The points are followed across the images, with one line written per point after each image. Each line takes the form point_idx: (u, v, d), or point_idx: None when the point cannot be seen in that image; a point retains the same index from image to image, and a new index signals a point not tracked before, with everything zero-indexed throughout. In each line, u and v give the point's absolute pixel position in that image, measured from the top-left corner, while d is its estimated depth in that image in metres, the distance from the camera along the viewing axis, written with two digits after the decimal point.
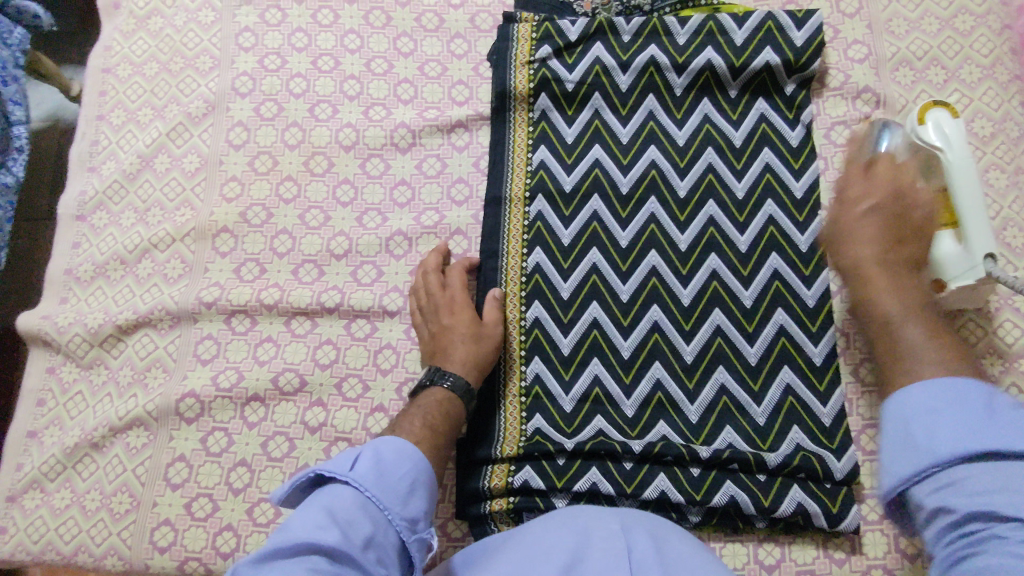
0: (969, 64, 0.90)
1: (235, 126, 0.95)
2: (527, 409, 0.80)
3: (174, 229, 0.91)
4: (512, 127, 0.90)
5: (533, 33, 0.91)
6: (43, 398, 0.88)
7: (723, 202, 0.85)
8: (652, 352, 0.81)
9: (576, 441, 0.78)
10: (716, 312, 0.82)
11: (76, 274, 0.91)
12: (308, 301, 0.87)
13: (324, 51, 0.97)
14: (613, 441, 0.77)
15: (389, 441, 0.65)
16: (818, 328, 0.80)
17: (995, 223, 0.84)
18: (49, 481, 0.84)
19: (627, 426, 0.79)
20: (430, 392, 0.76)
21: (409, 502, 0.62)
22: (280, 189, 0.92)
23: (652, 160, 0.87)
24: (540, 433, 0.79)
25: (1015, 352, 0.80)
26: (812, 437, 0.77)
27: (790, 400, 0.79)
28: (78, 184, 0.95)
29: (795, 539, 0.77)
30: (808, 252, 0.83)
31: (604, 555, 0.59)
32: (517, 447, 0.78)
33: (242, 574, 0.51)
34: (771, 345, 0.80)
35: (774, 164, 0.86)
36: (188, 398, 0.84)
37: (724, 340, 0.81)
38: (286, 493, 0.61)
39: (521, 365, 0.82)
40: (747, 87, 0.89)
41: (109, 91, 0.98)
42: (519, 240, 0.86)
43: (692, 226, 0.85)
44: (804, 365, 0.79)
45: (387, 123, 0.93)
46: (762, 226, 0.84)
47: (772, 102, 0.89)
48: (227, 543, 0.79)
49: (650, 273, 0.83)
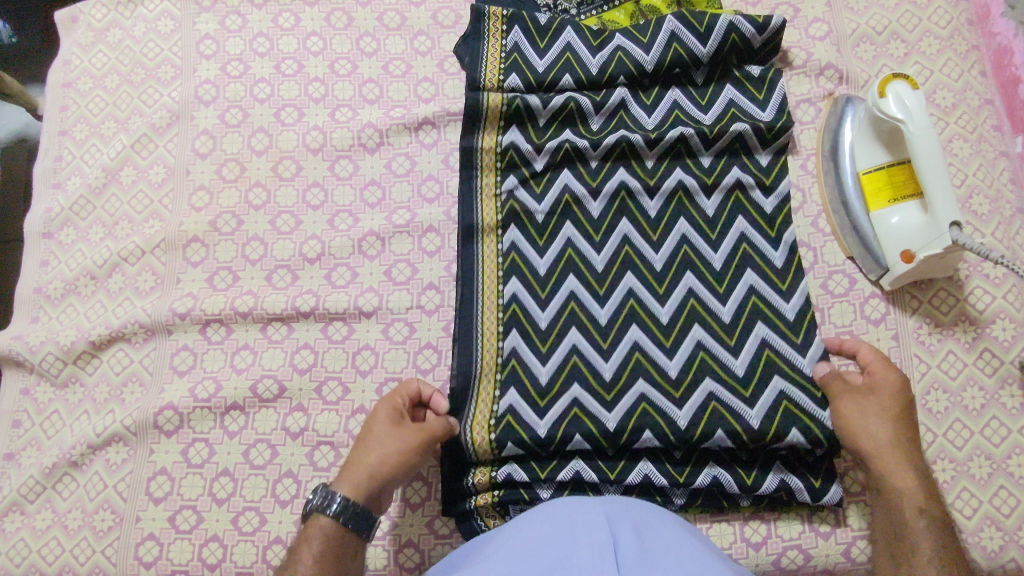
0: (928, 36, 0.91)
1: (200, 135, 0.94)
2: (501, 384, 0.78)
3: (144, 241, 0.90)
4: (485, 96, 0.87)
5: (503, 23, 0.91)
6: (19, 419, 0.86)
7: (691, 170, 0.86)
8: (628, 316, 0.80)
9: (548, 422, 0.76)
10: (688, 275, 0.82)
11: (45, 292, 0.90)
12: (283, 307, 0.86)
13: (286, 54, 0.96)
14: (588, 417, 0.76)
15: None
16: (789, 286, 0.81)
17: (962, 191, 0.85)
18: (29, 502, 0.83)
19: (603, 391, 0.77)
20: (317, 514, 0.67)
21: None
22: (250, 196, 0.91)
23: (625, 130, 0.87)
24: (512, 412, 0.77)
25: (986, 318, 0.81)
26: (795, 395, 0.76)
27: (767, 353, 0.78)
28: (45, 201, 0.94)
29: (780, 515, 0.77)
30: (772, 213, 0.84)
31: (590, 545, 0.57)
32: (489, 439, 0.76)
33: None
34: (744, 304, 0.80)
35: (744, 134, 0.85)
36: (166, 410, 0.83)
37: (698, 302, 0.81)
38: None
39: (498, 340, 0.80)
40: (712, 77, 0.90)
41: (71, 105, 0.97)
42: (493, 219, 0.85)
43: (662, 194, 0.85)
44: (776, 320, 0.79)
45: (354, 124, 0.93)
46: (728, 188, 0.85)
47: (741, 87, 0.89)
48: (214, 554, 0.78)
49: (622, 243, 0.84)
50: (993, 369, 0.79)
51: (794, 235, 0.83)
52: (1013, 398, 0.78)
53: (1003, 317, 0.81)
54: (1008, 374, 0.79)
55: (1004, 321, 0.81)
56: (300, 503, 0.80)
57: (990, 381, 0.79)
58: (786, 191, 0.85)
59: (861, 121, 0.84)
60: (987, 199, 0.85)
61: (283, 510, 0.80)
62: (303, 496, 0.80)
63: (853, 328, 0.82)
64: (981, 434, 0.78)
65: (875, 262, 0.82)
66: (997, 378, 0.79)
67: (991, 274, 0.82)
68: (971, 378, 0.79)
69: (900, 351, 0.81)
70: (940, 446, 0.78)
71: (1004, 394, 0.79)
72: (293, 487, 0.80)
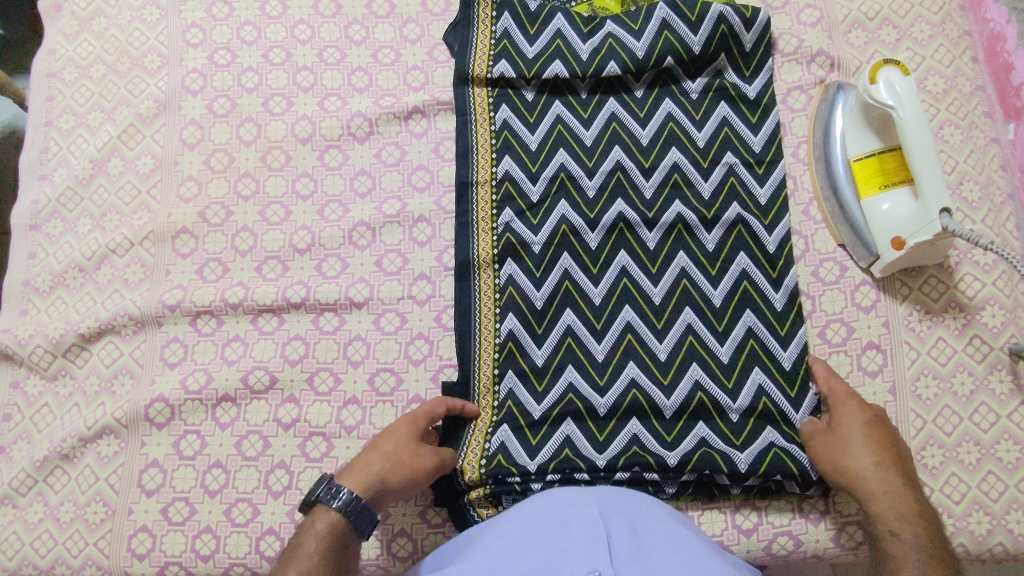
0: (919, 23, 0.91)
1: (188, 125, 0.93)
2: (495, 423, 0.79)
3: (133, 233, 0.89)
4: (474, 128, 0.89)
5: (493, 10, 0.92)
6: (9, 412, 0.86)
7: (690, 201, 0.84)
8: (626, 352, 0.80)
9: (539, 461, 0.77)
10: (686, 312, 0.81)
11: (34, 285, 0.89)
12: (273, 298, 0.86)
13: (274, 43, 0.95)
14: (581, 454, 0.77)
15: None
16: (788, 328, 0.80)
17: (952, 178, 0.85)
18: (21, 496, 0.83)
19: (596, 431, 0.78)
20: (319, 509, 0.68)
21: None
22: (239, 186, 0.91)
23: (618, 160, 0.86)
24: (505, 449, 0.78)
25: (976, 305, 0.81)
26: (785, 436, 0.77)
27: (763, 401, 0.78)
28: (31, 193, 0.93)
29: (771, 503, 0.78)
30: (774, 252, 0.83)
31: (583, 538, 0.56)
32: (479, 471, 0.77)
33: None
34: (740, 346, 0.80)
35: (737, 166, 0.86)
36: (157, 402, 0.83)
37: (695, 338, 0.80)
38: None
39: (495, 379, 0.80)
40: (708, 86, 0.89)
41: (56, 95, 0.96)
42: (490, 253, 0.84)
43: (661, 223, 0.84)
44: (772, 365, 0.79)
45: (343, 113, 0.92)
46: (730, 224, 0.84)
47: (735, 107, 0.88)
48: (207, 546, 0.79)
49: (621, 275, 0.83)
50: (982, 355, 0.80)
51: (795, 279, 0.82)
52: (1001, 383, 0.79)
53: (993, 304, 0.81)
54: (996, 360, 0.79)
55: (994, 308, 0.81)
56: (293, 494, 0.80)
57: (979, 367, 0.80)
58: (786, 232, 0.84)
59: (851, 109, 0.84)
60: (977, 186, 0.85)
61: (276, 502, 0.80)
62: (296, 487, 0.80)
63: (844, 316, 0.82)
64: (970, 420, 0.78)
65: (867, 250, 0.82)
66: (985, 364, 0.80)
67: (980, 260, 0.82)
68: (961, 365, 0.80)
69: (889, 338, 0.81)
70: (929, 432, 0.78)
71: (993, 380, 0.79)
72: (286, 478, 0.80)
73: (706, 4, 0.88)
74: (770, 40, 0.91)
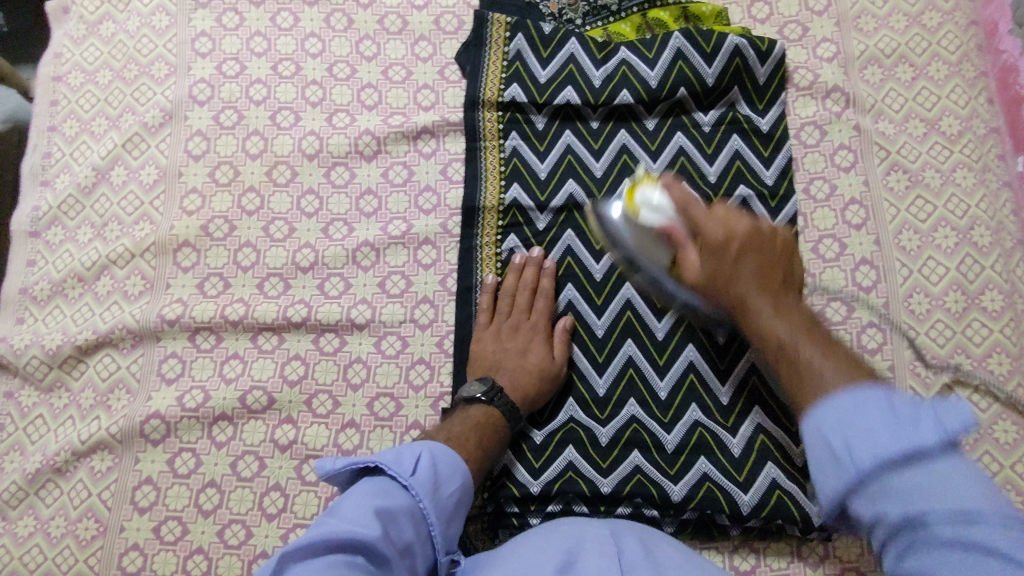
0: (936, 61, 0.90)
1: (194, 136, 0.92)
2: None
3: (134, 244, 0.88)
4: (484, 156, 0.88)
5: (506, 30, 0.90)
6: (2, 422, 0.85)
7: None
8: (627, 386, 0.80)
9: (542, 481, 0.77)
10: (689, 348, 0.80)
11: (31, 293, 0.88)
12: (274, 317, 0.85)
13: (284, 55, 0.94)
14: (583, 479, 0.76)
15: (444, 449, 0.67)
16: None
17: (964, 221, 0.84)
18: (11, 508, 0.82)
19: (598, 458, 0.77)
20: (480, 408, 0.75)
21: (451, 522, 0.65)
22: (243, 201, 0.90)
23: None
24: (506, 471, 0.78)
25: (982, 352, 0.81)
26: (787, 473, 0.76)
27: (763, 437, 0.77)
28: (32, 199, 0.92)
29: (770, 544, 0.77)
30: None
31: (598, 555, 0.59)
32: (483, 496, 0.77)
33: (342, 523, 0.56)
34: (742, 385, 0.79)
35: (750, 200, 0.85)
36: (153, 419, 0.82)
37: (696, 376, 0.80)
38: (337, 471, 0.64)
39: None
40: (720, 118, 0.88)
41: (61, 100, 0.94)
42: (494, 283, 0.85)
43: None
44: (774, 407, 0.78)
45: (351, 131, 0.91)
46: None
47: (748, 139, 0.87)
48: (198, 567, 0.78)
49: (625, 308, 0.82)
50: (988, 404, 0.79)
51: None
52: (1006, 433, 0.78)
53: (1000, 351, 0.80)
54: (1002, 410, 0.78)
55: (1001, 355, 0.80)
56: (287, 517, 0.79)
57: (985, 415, 0.79)
58: None
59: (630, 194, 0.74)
60: (989, 231, 0.84)
61: (270, 525, 0.79)
62: (290, 511, 0.79)
63: None
64: None
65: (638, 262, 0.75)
66: (991, 412, 0.79)
67: (989, 307, 0.82)
68: None
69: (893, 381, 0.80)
70: None
71: (998, 429, 0.78)
72: (281, 501, 0.80)
73: (722, 36, 0.87)
74: (785, 72, 0.90)
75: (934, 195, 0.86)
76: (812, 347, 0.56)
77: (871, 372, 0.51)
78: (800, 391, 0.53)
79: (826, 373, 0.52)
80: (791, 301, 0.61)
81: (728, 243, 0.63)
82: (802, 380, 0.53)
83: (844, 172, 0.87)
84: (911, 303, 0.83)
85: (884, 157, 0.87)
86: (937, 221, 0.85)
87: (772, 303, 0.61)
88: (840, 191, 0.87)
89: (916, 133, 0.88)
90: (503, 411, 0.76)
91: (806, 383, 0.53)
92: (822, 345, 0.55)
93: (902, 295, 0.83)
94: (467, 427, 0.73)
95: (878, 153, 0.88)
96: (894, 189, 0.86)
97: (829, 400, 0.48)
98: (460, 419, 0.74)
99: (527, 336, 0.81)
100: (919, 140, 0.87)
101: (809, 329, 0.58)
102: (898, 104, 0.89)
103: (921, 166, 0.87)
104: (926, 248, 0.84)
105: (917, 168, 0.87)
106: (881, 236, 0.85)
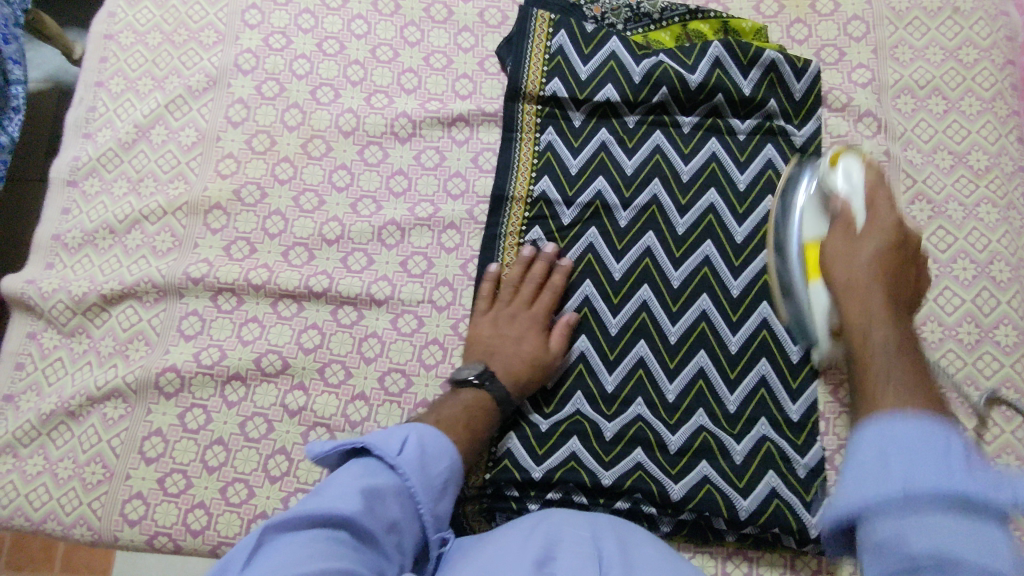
0: (969, 97, 0.91)
1: (235, 103, 0.94)
2: (502, 429, 0.80)
3: (167, 202, 0.90)
4: (517, 147, 0.90)
5: (550, 25, 0.92)
6: (22, 361, 0.87)
7: (721, 243, 0.85)
8: (636, 385, 0.81)
9: (544, 469, 0.78)
10: (701, 353, 0.81)
11: (63, 241, 0.90)
12: (296, 284, 0.86)
13: (329, 34, 0.96)
14: (584, 470, 0.77)
15: (434, 432, 0.68)
16: (800, 382, 0.80)
17: (983, 255, 0.85)
18: (22, 446, 0.83)
19: (601, 452, 0.78)
20: (473, 392, 0.77)
21: (439, 502, 0.65)
22: (276, 170, 0.92)
23: (654, 194, 0.87)
24: (509, 456, 0.79)
25: (991, 385, 0.81)
26: (787, 484, 0.77)
27: (766, 448, 0.78)
28: (73, 149, 0.94)
29: (763, 554, 0.77)
30: None
31: (575, 554, 0.58)
32: (484, 477, 0.78)
33: (325, 499, 0.57)
34: (750, 395, 0.80)
35: None
36: (169, 372, 0.84)
37: (705, 381, 0.80)
38: (325, 454, 0.64)
39: None
40: (756, 128, 0.89)
41: (110, 57, 0.97)
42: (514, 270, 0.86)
43: (687, 264, 0.84)
44: (779, 420, 0.79)
45: (388, 112, 0.93)
46: (757, 274, 0.84)
47: (780, 151, 0.88)
48: (198, 521, 0.79)
49: (640, 308, 0.83)
50: (993, 436, 0.79)
51: None
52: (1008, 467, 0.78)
53: (1009, 386, 0.81)
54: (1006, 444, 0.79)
55: (1010, 390, 0.81)
56: (289, 480, 0.80)
57: (989, 448, 0.79)
58: None
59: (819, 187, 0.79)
60: (1008, 267, 0.84)
61: (272, 486, 0.80)
62: (293, 475, 0.80)
63: None
64: None
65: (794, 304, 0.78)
66: (996, 445, 0.79)
67: (1002, 341, 0.82)
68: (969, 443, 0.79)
69: None
70: None
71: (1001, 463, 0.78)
72: (285, 464, 0.81)
73: (761, 49, 0.89)
74: (820, 90, 0.91)
75: (956, 227, 0.86)
76: (890, 353, 0.55)
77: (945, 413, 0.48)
78: (870, 398, 0.51)
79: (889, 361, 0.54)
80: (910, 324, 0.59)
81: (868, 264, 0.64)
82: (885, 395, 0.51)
83: None
84: (925, 331, 0.83)
85: (910, 186, 0.88)
86: (957, 252, 0.85)
87: (891, 317, 0.58)
88: None
89: (943, 165, 0.89)
90: (496, 398, 0.77)
91: (875, 391, 0.52)
92: (910, 361, 0.54)
93: (915, 321, 0.83)
94: (457, 410, 0.74)
95: (905, 181, 0.88)
96: (916, 218, 0.87)
97: (898, 417, 0.47)
98: (451, 403, 0.75)
99: (524, 323, 0.82)
100: (946, 172, 0.88)
101: (909, 341, 0.56)
102: (928, 135, 0.90)
103: (945, 199, 0.87)
104: (944, 278, 0.85)
105: (941, 200, 0.87)
106: None
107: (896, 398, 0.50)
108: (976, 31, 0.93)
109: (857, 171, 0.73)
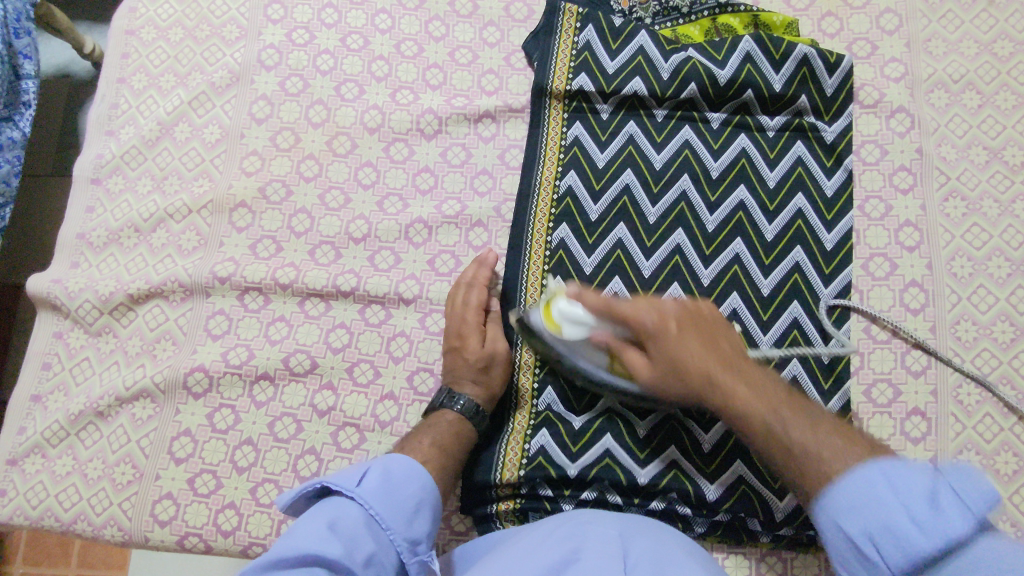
0: (1005, 91, 0.89)
1: (259, 100, 0.93)
2: (534, 427, 0.79)
3: (192, 200, 0.90)
4: (544, 143, 0.89)
5: (577, 20, 0.91)
6: (49, 361, 0.87)
7: (751, 241, 0.84)
8: None
9: (579, 465, 0.77)
10: None
11: (88, 239, 0.90)
12: (323, 283, 0.86)
13: (354, 29, 0.95)
14: (619, 467, 0.77)
15: (398, 457, 0.67)
16: (830, 383, 0.81)
17: (1019, 253, 0.84)
18: (50, 447, 0.83)
19: (636, 450, 0.78)
20: (442, 414, 0.76)
21: (416, 522, 0.65)
22: (302, 167, 0.91)
23: (684, 191, 0.86)
24: (543, 453, 0.78)
25: None
26: None
27: None
28: (96, 148, 0.93)
29: (797, 555, 0.77)
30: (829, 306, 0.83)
31: (599, 553, 0.57)
32: (518, 474, 0.78)
33: (285, 541, 0.56)
34: None
35: (805, 210, 0.85)
36: (197, 372, 0.83)
37: None
38: (293, 500, 0.64)
39: (533, 398, 0.81)
40: (786, 125, 0.88)
41: (132, 53, 0.96)
42: (539, 268, 0.84)
43: (717, 262, 0.84)
44: None
45: (414, 108, 0.92)
46: (787, 272, 0.83)
47: (811, 147, 0.87)
48: (229, 521, 0.79)
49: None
50: None
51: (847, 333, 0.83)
52: None
53: None
54: None
55: None
56: None
57: None
58: (846, 282, 0.84)
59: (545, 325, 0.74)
60: None
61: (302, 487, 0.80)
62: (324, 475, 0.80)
63: (892, 376, 0.81)
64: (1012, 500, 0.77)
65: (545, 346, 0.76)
66: None
67: None
68: (1005, 443, 0.78)
69: (936, 408, 0.80)
70: None
71: None
72: (315, 464, 0.80)
73: (792, 43, 0.88)
74: (852, 87, 0.89)
75: (991, 224, 0.85)
76: (784, 423, 0.60)
77: (871, 450, 0.56)
78: (807, 480, 0.57)
79: (790, 421, 0.60)
80: (754, 372, 0.66)
81: (665, 323, 0.67)
82: (815, 472, 0.57)
83: (902, 194, 0.87)
84: (959, 331, 0.82)
85: (943, 183, 0.87)
86: (991, 250, 0.84)
87: (745, 381, 0.64)
88: (896, 212, 0.86)
89: (978, 161, 0.87)
90: (464, 411, 0.76)
91: (790, 455, 0.59)
92: (830, 429, 0.59)
93: (949, 321, 0.83)
94: (427, 433, 0.74)
95: (938, 178, 0.87)
96: (950, 215, 0.86)
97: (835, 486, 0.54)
98: (422, 426, 0.75)
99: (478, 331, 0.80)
100: (981, 168, 0.87)
101: (790, 400, 0.63)
102: (962, 130, 0.88)
103: (980, 195, 0.86)
104: (979, 276, 0.84)
105: (975, 197, 0.86)
106: (933, 260, 0.84)
107: (841, 456, 0.56)
108: (1012, 24, 0.91)
109: (574, 308, 0.70)
